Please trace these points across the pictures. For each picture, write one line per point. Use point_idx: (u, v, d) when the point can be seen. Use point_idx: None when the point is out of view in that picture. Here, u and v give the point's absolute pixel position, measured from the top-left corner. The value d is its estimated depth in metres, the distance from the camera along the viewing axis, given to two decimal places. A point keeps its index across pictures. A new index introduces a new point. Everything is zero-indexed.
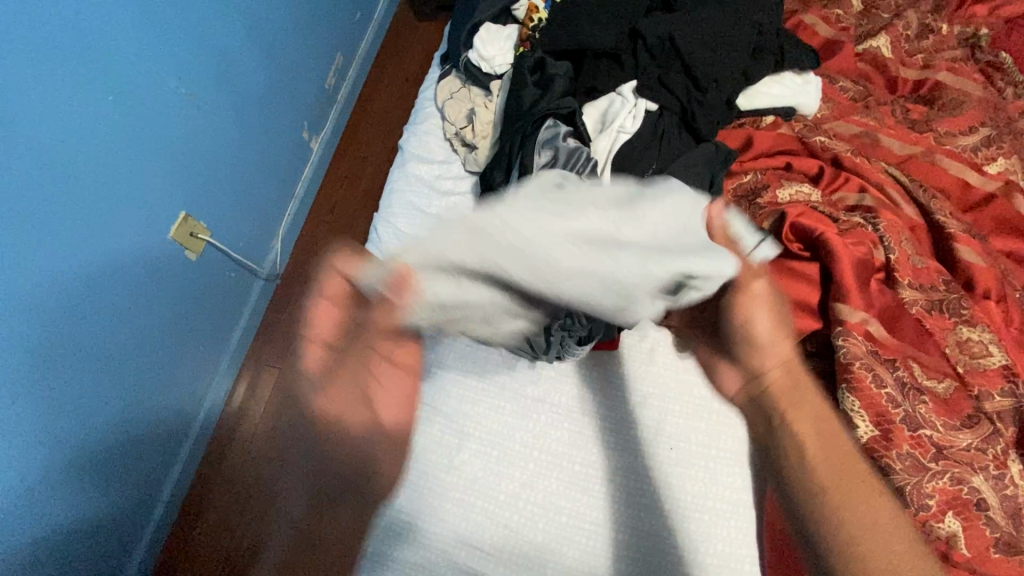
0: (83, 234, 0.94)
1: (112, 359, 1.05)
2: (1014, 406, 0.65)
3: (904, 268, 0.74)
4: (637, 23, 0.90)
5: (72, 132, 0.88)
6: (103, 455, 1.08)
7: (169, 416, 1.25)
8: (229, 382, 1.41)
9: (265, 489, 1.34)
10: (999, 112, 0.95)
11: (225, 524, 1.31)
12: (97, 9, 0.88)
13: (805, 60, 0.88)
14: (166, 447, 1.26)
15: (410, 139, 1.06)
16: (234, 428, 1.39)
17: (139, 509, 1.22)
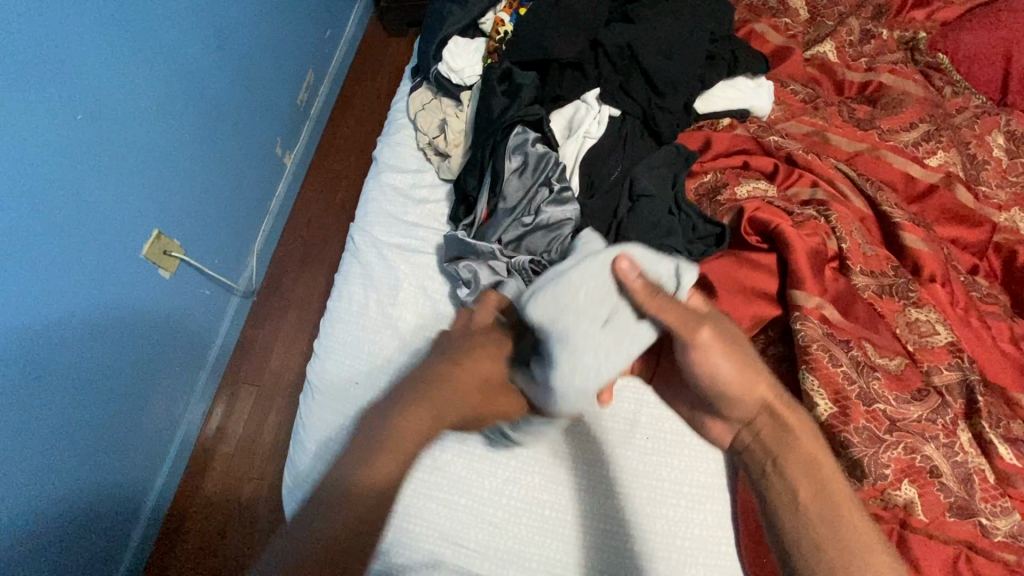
0: (55, 255, 0.93)
1: (87, 380, 1.03)
2: (961, 379, 0.70)
3: (855, 256, 0.79)
4: (598, 34, 0.93)
5: (44, 152, 0.89)
6: (79, 480, 1.06)
7: (146, 438, 1.23)
8: (207, 401, 1.40)
9: (247, 508, 1.33)
10: (937, 109, 1.02)
11: (206, 546, 1.29)
12: (67, 31, 0.89)
13: (755, 65, 0.94)
14: (144, 471, 1.24)
15: (384, 150, 1.08)
16: (214, 448, 1.38)
17: (117, 536, 1.19)
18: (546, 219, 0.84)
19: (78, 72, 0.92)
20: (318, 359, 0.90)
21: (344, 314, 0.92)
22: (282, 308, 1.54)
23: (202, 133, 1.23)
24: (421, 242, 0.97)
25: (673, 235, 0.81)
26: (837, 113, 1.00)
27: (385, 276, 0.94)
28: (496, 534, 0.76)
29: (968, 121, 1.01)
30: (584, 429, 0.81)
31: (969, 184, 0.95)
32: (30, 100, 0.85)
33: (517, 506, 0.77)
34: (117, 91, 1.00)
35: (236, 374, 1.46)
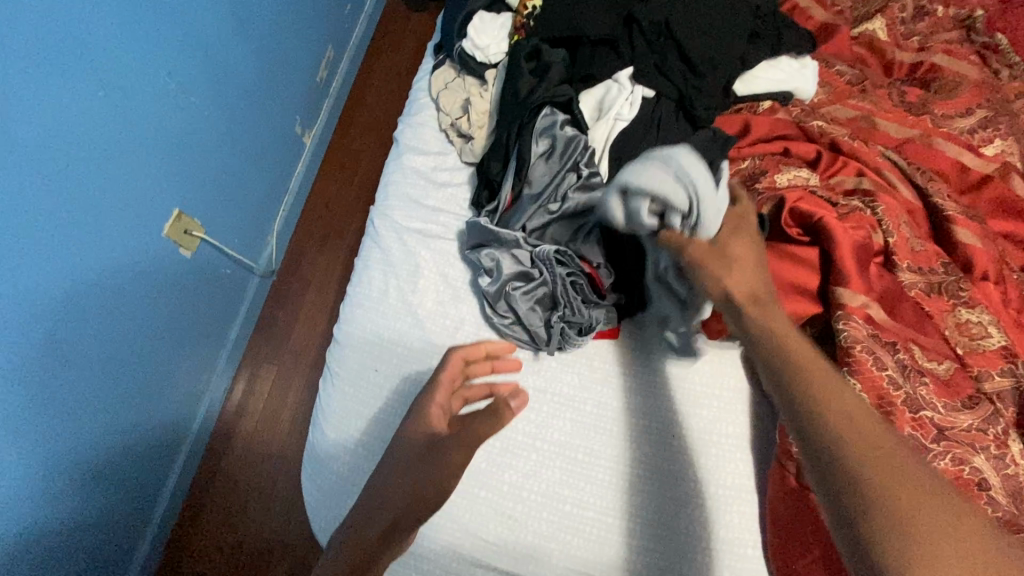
0: (77, 233, 0.93)
1: (110, 358, 1.04)
2: (1014, 386, 0.66)
3: (902, 252, 0.74)
4: (632, 9, 0.88)
5: (65, 130, 0.87)
6: (104, 455, 1.08)
7: (169, 415, 1.24)
8: (229, 378, 1.41)
9: (267, 485, 1.34)
10: (995, 94, 0.95)
11: (227, 520, 1.31)
12: (84, 4, 0.87)
13: (800, 45, 0.88)
14: (167, 446, 1.26)
15: (405, 131, 1.05)
16: (235, 425, 1.39)
17: (141, 508, 1.22)
18: (574, 206, 0.81)
19: (98, 48, 0.90)
20: (338, 345, 0.89)
21: (364, 300, 0.90)
22: (301, 288, 1.53)
23: (222, 111, 1.21)
24: (442, 227, 0.95)
25: None
26: (886, 96, 0.94)
27: (406, 262, 0.92)
28: (517, 528, 0.74)
29: None
30: (609, 426, 0.78)
31: None
32: (50, 76, 0.84)
33: (538, 500, 0.75)
34: (137, 67, 0.98)
35: (256, 353, 1.46)
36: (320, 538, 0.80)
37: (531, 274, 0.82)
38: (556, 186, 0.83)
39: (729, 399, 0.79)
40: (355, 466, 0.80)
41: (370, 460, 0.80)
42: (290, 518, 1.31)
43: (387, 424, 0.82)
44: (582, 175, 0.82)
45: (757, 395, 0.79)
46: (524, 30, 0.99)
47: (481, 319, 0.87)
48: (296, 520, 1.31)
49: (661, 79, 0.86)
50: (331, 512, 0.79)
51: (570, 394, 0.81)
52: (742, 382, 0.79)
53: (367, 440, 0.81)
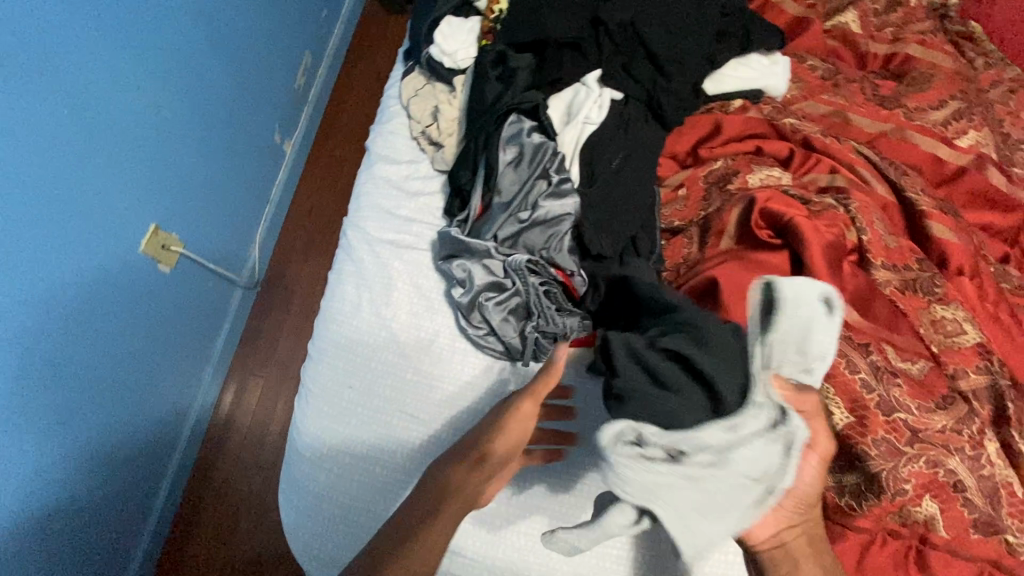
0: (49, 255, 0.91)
1: (91, 380, 1.02)
2: (989, 383, 0.65)
3: (876, 249, 0.73)
4: (598, 10, 0.86)
5: (35, 152, 0.85)
6: (89, 479, 1.06)
7: (155, 434, 1.23)
8: (215, 392, 1.40)
9: (257, 497, 1.33)
10: (969, 84, 0.94)
11: (218, 535, 1.30)
12: (52, 21, 0.85)
13: (770, 40, 0.87)
14: (154, 465, 1.24)
15: (376, 140, 1.03)
16: (223, 439, 1.38)
17: (130, 526, 1.20)
18: (543, 214, 0.80)
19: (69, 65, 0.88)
20: (314, 360, 0.88)
21: (338, 314, 0.89)
22: (284, 298, 1.52)
23: (197, 124, 1.19)
24: (415, 237, 0.93)
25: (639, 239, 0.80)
26: (860, 90, 0.93)
27: (379, 275, 0.91)
28: (492, 542, 0.70)
29: (1002, 96, 0.94)
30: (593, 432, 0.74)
31: (1002, 165, 0.88)
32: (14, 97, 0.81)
33: (515, 512, 0.72)
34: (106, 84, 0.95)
35: (242, 365, 1.45)
36: (300, 558, 0.80)
37: (503, 285, 0.81)
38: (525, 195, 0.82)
39: None
40: (333, 485, 0.79)
41: (349, 479, 0.79)
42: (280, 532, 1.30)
43: (364, 441, 0.81)
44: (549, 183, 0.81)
45: None
46: (492, 35, 0.99)
47: (456, 330, 0.86)
48: None
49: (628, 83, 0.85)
50: (309, 530, 0.78)
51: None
52: None
53: (345, 458, 0.80)
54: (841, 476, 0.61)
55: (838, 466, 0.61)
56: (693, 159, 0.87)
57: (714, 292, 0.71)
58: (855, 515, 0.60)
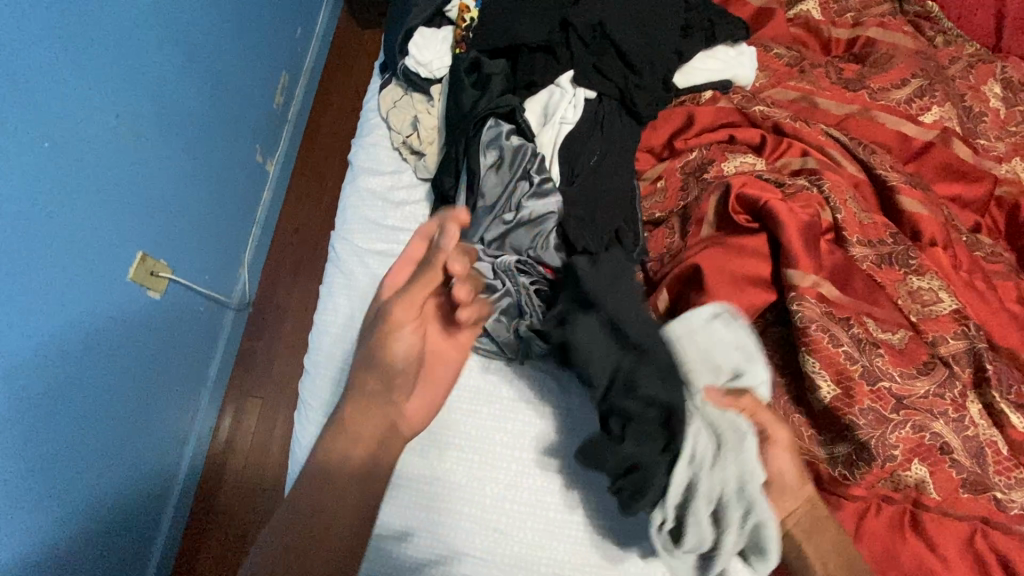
0: (38, 289, 0.91)
1: (87, 412, 1.02)
2: (968, 348, 0.67)
3: (851, 226, 0.75)
4: (567, 13, 0.88)
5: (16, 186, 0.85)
6: (90, 512, 1.05)
7: (155, 461, 1.22)
8: (214, 414, 1.39)
9: (263, 517, 1.33)
10: (929, 61, 0.97)
11: (226, 558, 1.30)
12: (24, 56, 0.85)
13: (736, 32, 0.89)
14: (156, 493, 1.23)
15: (358, 153, 1.05)
16: (225, 461, 1.38)
17: (135, 556, 1.19)
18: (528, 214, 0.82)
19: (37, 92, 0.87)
20: (310, 375, 0.88)
21: (331, 327, 0.90)
22: (278, 317, 1.53)
23: (177, 149, 1.19)
24: (403, 246, 0.94)
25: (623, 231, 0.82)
26: (825, 74, 0.95)
27: (370, 286, 0.92)
28: (502, 541, 0.75)
29: (962, 71, 0.97)
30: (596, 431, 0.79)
31: (966, 137, 0.91)
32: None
33: (522, 511, 0.76)
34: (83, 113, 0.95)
35: (239, 387, 1.45)
36: None
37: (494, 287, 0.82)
38: (509, 198, 0.84)
39: None
40: None
41: None
42: None
43: None
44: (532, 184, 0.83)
45: None
46: (465, 42, 1.01)
47: None
48: None
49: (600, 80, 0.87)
50: None
51: (554, 402, 0.81)
52: None
53: None
54: (833, 448, 0.64)
55: (830, 438, 0.64)
56: (669, 152, 0.89)
57: (699, 279, 0.73)
58: (848, 484, 0.62)
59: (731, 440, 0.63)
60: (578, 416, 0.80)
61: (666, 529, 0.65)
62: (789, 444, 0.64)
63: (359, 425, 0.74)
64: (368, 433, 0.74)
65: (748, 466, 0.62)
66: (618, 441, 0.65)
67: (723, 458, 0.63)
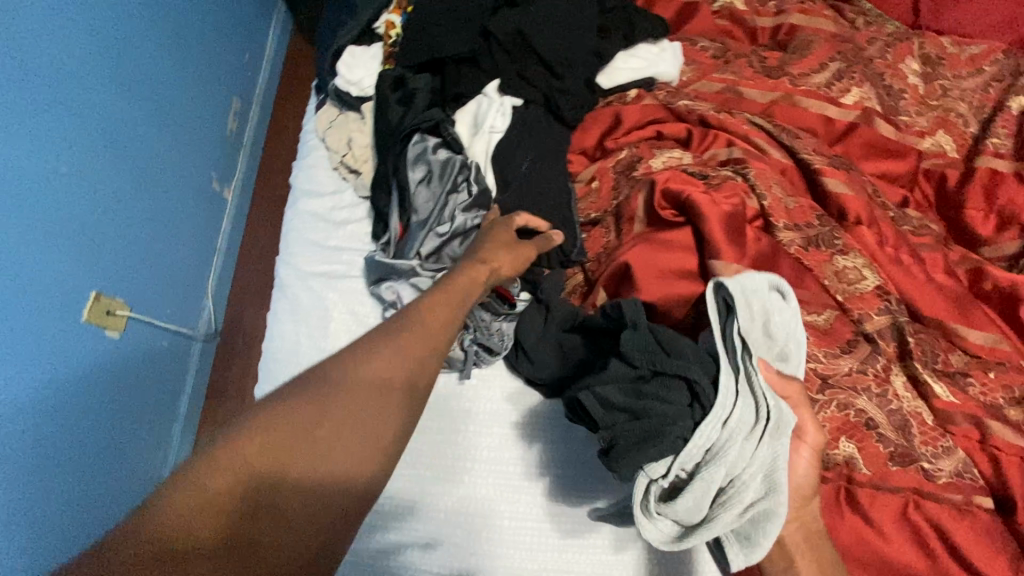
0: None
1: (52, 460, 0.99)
2: (891, 322, 0.69)
3: (777, 211, 0.77)
4: (486, 23, 0.90)
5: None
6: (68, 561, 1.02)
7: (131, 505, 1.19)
8: (187, 447, 1.37)
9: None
10: (846, 45, 0.98)
11: None
12: None
13: (655, 31, 0.92)
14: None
15: (299, 176, 1.04)
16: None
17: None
18: (462, 226, 0.82)
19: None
20: (259, 404, 0.88)
21: (279, 353, 0.89)
22: (247, 345, 1.52)
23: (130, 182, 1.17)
24: (346, 266, 0.94)
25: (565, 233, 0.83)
26: (749, 63, 0.97)
27: (314, 308, 0.91)
28: (456, 553, 0.74)
29: (880, 51, 0.98)
30: (539, 432, 0.79)
31: (889, 115, 0.93)
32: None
33: (475, 522, 0.75)
34: (53, 153, 0.93)
35: (213, 419, 1.44)
36: None
37: None
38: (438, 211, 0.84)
39: None
40: None
41: None
42: None
43: None
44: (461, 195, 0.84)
45: None
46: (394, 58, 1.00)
47: None
48: None
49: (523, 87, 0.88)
50: None
51: (495, 409, 0.81)
52: None
53: None
54: None
55: None
56: (601, 152, 0.90)
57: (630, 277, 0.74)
58: None
59: (774, 422, 0.56)
60: (527, 421, 0.80)
61: (662, 485, 0.56)
62: (817, 444, 0.59)
63: (353, 422, 0.53)
64: (359, 437, 0.53)
65: (779, 465, 0.55)
66: (609, 404, 0.59)
67: (760, 436, 0.56)
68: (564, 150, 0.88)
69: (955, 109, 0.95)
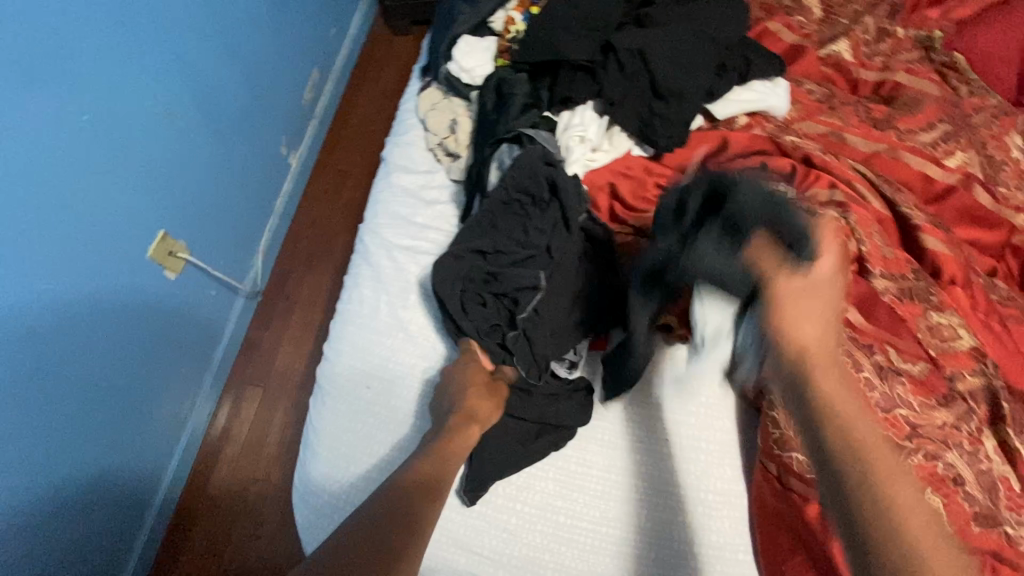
0: (56, 241, 0.90)
1: (90, 382, 1.00)
2: (985, 385, 0.69)
3: (874, 259, 0.77)
4: (610, 37, 0.92)
5: (51, 148, 0.87)
6: (83, 481, 1.02)
7: (142, 457, 1.16)
8: (212, 403, 1.34)
9: (253, 512, 1.26)
10: (955, 109, 1.00)
11: (212, 550, 1.23)
12: None
13: (771, 71, 0.93)
14: (145, 483, 1.18)
15: (393, 150, 1.06)
16: (219, 453, 1.31)
17: (121, 541, 1.14)
18: (533, 237, 0.83)
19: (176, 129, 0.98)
20: (329, 361, 0.89)
21: (355, 316, 0.91)
22: (285, 308, 1.48)
23: (210, 128, 1.22)
24: (431, 245, 0.95)
25: (534, 231, 0.84)
26: (854, 112, 0.99)
27: (396, 279, 0.93)
28: (510, 542, 0.75)
29: (987, 121, 1.00)
30: (594, 432, 0.80)
31: (988, 185, 0.93)
32: (29, 86, 0.83)
33: (532, 513, 0.76)
34: (68, 97, 0.89)
35: (240, 375, 1.40)
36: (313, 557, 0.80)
37: None
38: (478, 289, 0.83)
39: (716, 408, 0.81)
40: (350, 485, 0.80)
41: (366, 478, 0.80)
42: (277, 549, 1.22)
43: (380, 439, 0.82)
44: (502, 259, 0.83)
45: (742, 401, 0.81)
46: (508, 53, 1.03)
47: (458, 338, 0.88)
48: (278, 550, 1.22)
49: (623, 110, 0.90)
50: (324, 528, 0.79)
51: None
52: (725, 388, 0.82)
53: (362, 457, 0.81)
54: None
55: None
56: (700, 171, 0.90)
57: (726, 298, 0.75)
58: None
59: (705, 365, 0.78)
60: (604, 421, 0.81)
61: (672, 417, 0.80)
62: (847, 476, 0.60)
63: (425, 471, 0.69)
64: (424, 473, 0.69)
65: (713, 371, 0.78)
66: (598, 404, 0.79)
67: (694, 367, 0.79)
68: (548, 159, 0.86)
69: None
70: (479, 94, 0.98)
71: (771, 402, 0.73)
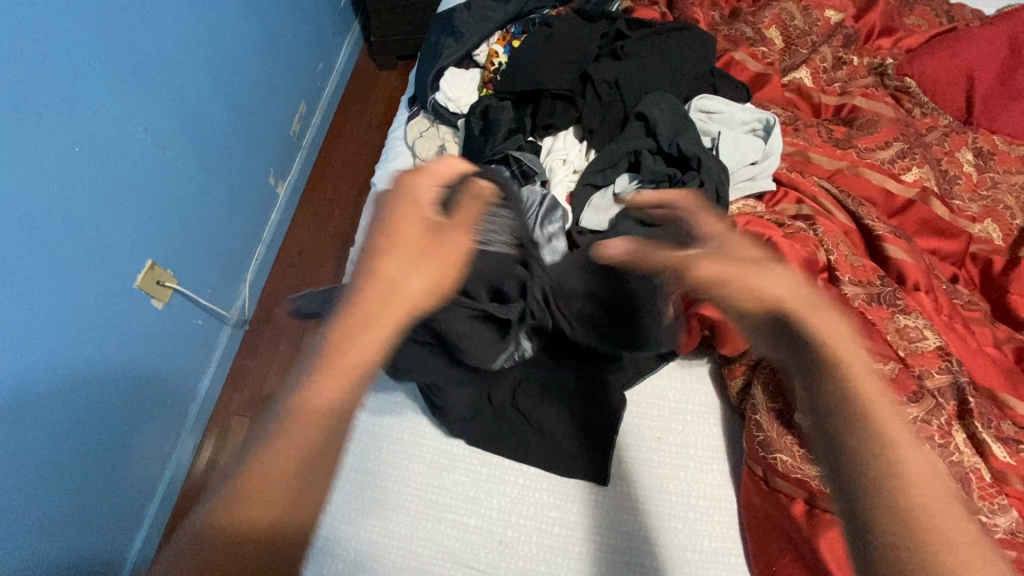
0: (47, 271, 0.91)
1: (76, 417, 0.99)
2: (952, 382, 0.73)
3: (843, 266, 0.82)
4: (587, 68, 0.98)
5: (41, 178, 0.88)
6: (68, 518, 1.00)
7: (125, 494, 1.14)
8: (193, 442, 1.32)
9: None
10: (909, 129, 1.07)
11: None
12: None
13: (738, 95, 1.00)
14: (127, 525, 1.15)
15: (382, 176, 1.09)
16: (202, 489, 1.29)
17: None
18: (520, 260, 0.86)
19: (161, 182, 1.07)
20: None
21: None
22: (273, 336, 1.48)
23: (198, 161, 1.24)
24: None
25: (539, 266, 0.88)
26: (817, 133, 1.06)
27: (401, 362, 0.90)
28: (507, 554, 0.75)
29: (939, 139, 1.07)
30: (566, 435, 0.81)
31: (944, 198, 1.00)
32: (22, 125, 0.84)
33: (527, 524, 0.77)
34: (64, 131, 0.91)
35: (228, 405, 1.39)
36: None
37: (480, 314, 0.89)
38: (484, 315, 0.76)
39: (700, 413, 0.83)
40: (342, 502, 0.80)
41: (358, 494, 0.80)
42: None
43: (374, 456, 0.82)
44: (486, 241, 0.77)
45: (726, 408, 0.84)
46: (492, 83, 1.09)
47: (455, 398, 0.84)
48: None
49: (601, 136, 0.95)
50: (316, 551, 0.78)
51: None
52: (711, 396, 0.85)
53: (355, 473, 0.81)
54: None
55: None
56: None
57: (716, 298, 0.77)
58: None
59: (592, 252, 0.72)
60: None
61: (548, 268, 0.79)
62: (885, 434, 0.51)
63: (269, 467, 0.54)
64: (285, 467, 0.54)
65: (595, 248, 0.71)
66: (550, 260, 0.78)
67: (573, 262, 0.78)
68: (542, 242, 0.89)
69: (1003, 201, 1.01)
70: (466, 120, 1.02)
71: (754, 407, 0.76)
